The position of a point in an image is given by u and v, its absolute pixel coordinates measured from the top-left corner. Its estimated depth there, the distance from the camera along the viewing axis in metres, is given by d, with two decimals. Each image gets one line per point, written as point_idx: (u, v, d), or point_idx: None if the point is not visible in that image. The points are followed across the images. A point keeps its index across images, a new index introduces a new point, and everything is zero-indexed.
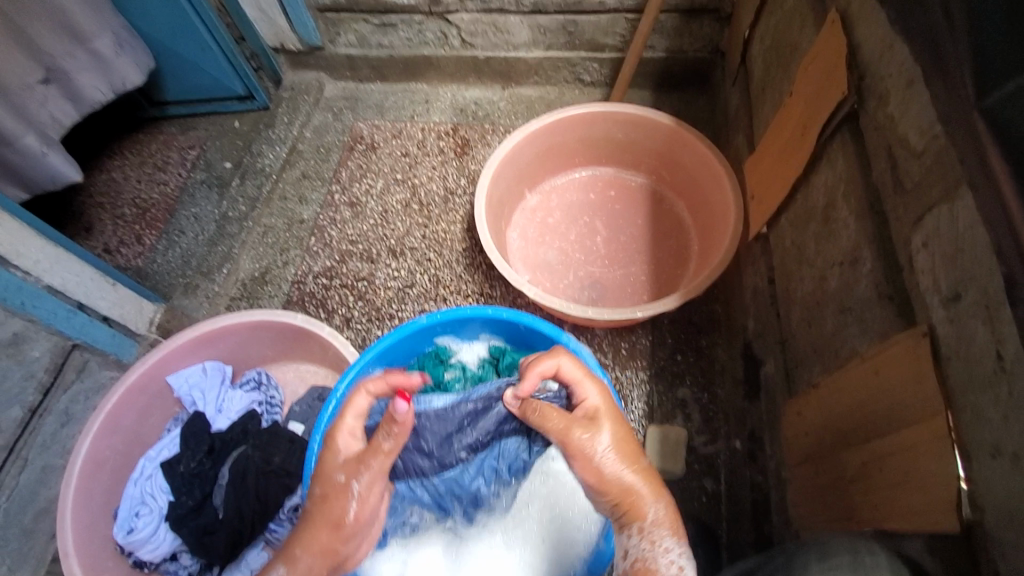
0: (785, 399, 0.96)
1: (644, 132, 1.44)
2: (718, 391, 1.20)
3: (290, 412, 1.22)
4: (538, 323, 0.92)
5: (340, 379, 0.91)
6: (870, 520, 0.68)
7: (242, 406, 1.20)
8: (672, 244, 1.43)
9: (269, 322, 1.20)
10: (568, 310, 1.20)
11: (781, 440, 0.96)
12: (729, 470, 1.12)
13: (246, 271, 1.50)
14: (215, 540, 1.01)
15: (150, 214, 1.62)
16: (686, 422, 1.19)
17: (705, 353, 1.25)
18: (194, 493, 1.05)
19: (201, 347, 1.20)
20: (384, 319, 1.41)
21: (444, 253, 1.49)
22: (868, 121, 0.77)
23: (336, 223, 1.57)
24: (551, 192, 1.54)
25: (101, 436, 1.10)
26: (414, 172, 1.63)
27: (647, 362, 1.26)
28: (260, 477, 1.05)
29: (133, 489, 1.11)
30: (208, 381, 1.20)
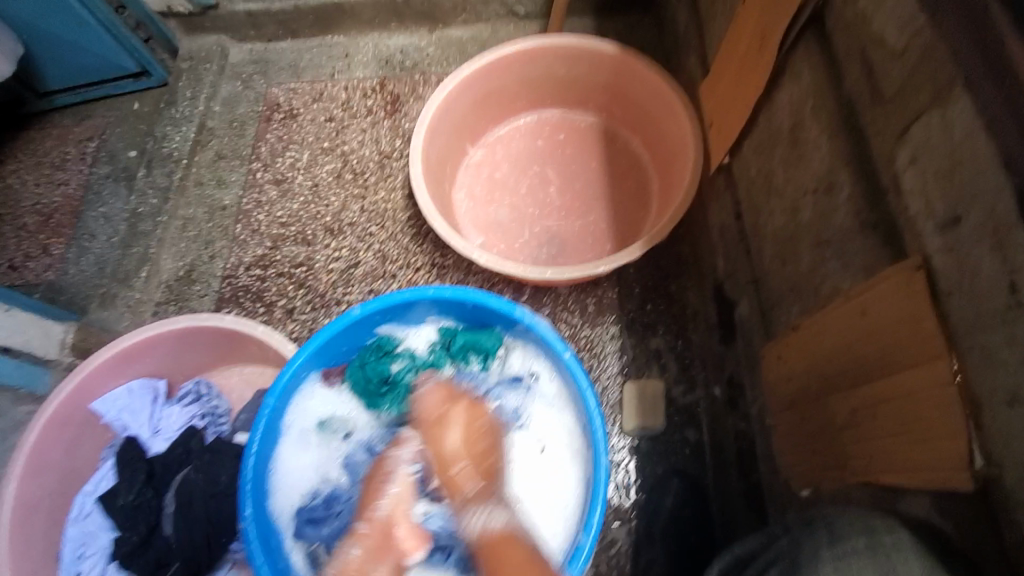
0: (763, 342, 0.89)
1: (589, 65, 1.31)
2: (692, 337, 1.14)
3: (235, 422, 1.09)
4: (488, 300, 0.83)
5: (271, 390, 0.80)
6: (865, 473, 0.63)
7: (181, 423, 1.08)
8: (630, 185, 1.33)
9: (197, 327, 1.08)
10: (526, 272, 1.11)
11: (762, 385, 0.91)
12: (711, 417, 1.07)
13: (169, 272, 1.35)
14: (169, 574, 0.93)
15: (52, 219, 1.43)
16: (663, 373, 1.13)
17: (676, 299, 1.18)
18: (138, 527, 0.94)
19: (124, 365, 1.07)
20: (330, 305, 1.29)
21: (387, 225, 1.36)
22: (836, 22, 0.67)
23: (263, 205, 1.41)
24: (495, 144, 1.40)
25: (29, 477, 0.97)
26: (343, 138, 1.47)
27: (617, 316, 1.18)
28: (208, 501, 0.95)
29: (73, 529, 1.00)
30: (137, 401, 1.08)
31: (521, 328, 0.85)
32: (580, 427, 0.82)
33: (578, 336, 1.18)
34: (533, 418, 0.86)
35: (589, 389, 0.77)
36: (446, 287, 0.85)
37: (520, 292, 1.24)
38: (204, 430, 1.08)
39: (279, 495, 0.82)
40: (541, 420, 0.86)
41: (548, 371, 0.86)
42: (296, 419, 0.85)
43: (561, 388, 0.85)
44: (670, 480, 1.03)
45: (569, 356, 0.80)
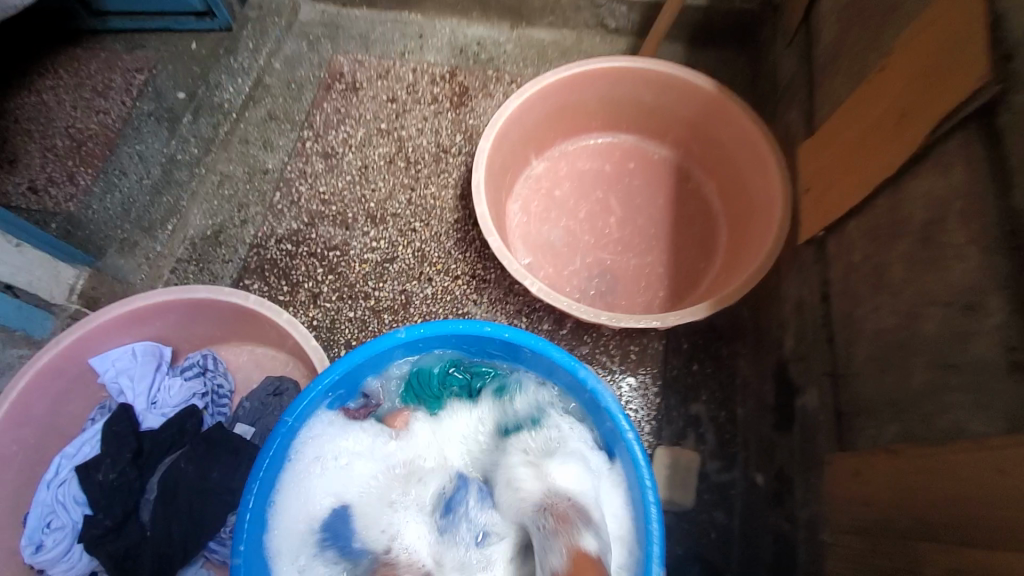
0: (832, 445, 0.80)
1: (678, 97, 1.22)
2: (737, 410, 1.05)
3: (237, 409, 1.01)
4: (550, 350, 0.77)
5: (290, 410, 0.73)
6: None
7: (180, 399, 1.00)
8: (696, 233, 1.24)
9: (214, 300, 1.00)
10: (577, 311, 1.02)
11: (819, 491, 0.82)
12: (745, 505, 0.98)
13: (196, 228, 1.28)
14: (138, 566, 0.84)
15: (84, 148, 1.35)
16: (699, 444, 1.04)
17: (724, 363, 1.09)
18: (113, 511, 0.86)
19: (131, 325, 1.00)
20: (357, 298, 1.21)
21: (432, 224, 1.28)
22: (1014, 120, 0.58)
23: (306, 176, 1.33)
24: (560, 160, 1.31)
25: (5, 429, 0.90)
26: (402, 122, 1.39)
27: (659, 370, 1.09)
28: (196, 492, 0.87)
29: (44, 494, 0.91)
30: (139, 367, 1.00)
31: (581, 390, 0.78)
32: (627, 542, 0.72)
33: (613, 383, 1.09)
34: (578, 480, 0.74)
35: (652, 490, 0.69)
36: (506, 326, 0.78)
37: (560, 323, 1.15)
38: (203, 411, 1.00)
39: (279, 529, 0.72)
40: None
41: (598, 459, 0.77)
42: (310, 446, 0.76)
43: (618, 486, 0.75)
44: (689, 564, 0.95)
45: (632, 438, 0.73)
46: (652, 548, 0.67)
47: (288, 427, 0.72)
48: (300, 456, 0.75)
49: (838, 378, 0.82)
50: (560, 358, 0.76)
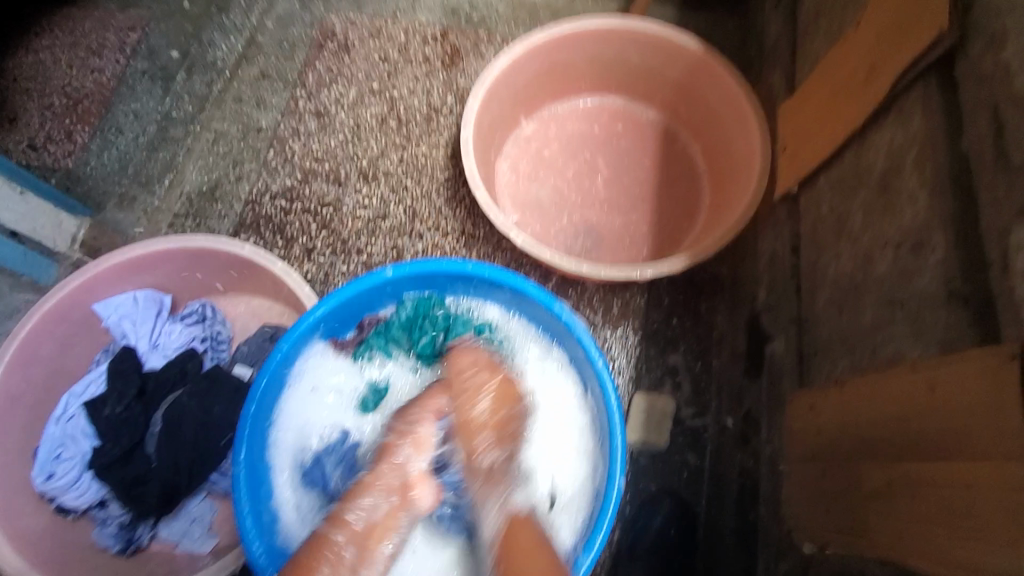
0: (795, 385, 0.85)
1: (665, 58, 1.24)
2: (713, 362, 1.10)
3: (235, 353, 1.06)
4: (527, 287, 0.80)
5: (282, 338, 0.76)
6: (886, 552, 0.60)
7: (181, 342, 1.05)
8: (680, 193, 1.27)
9: (212, 249, 1.04)
10: (560, 263, 1.06)
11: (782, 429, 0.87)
12: (716, 447, 1.04)
13: (192, 184, 1.30)
14: (145, 492, 0.92)
15: (79, 105, 1.36)
16: (675, 392, 1.09)
17: (704, 319, 1.13)
18: (121, 441, 0.93)
19: (133, 273, 1.04)
20: (350, 253, 1.25)
21: (423, 182, 1.31)
22: (967, 69, 0.61)
23: (300, 134, 1.36)
24: (549, 120, 1.33)
25: (16, 368, 0.95)
26: (394, 82, 1.40)
27: (639, 323, 1.14)
28: (198, 427, 0.94)
29: (54, 428, 0.97)
30: (141, 312, 1.05)
31: (558, 326, 0.82)
32: (594, 455, 0.80)
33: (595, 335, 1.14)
34: (557, 408, 0.83)
35: (616, 412, 0.74)
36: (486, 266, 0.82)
37: (545, 278, 1.20)
38: (203, 354, 1.05)
39: (275, 443, 0.78)
40: (549, 434, 0.82)
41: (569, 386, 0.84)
42: (305, 372, 0.81)
43: (587, 410, 0.82)
44: (662, 499, 1.01)
45: (601, 365, 0.77)
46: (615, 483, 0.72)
47: (284, 352, 0.77)
48: (296, 381, 0.80)
49: (803, 324, 0.87)
50: (534, 294, 0.80)
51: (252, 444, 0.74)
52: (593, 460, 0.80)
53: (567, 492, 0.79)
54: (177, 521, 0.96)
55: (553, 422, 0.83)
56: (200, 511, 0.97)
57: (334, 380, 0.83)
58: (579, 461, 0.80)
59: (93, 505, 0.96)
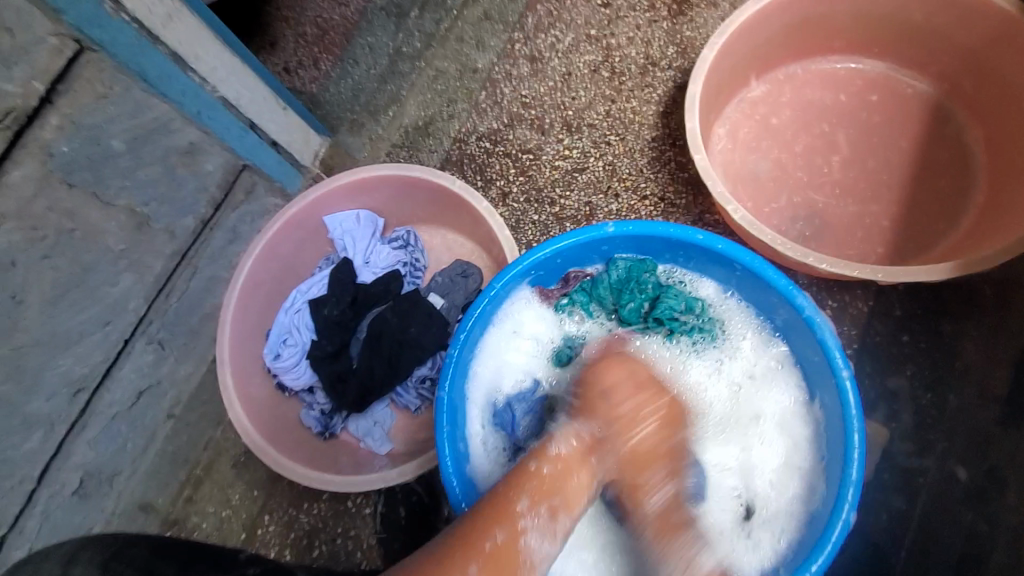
0: None
1: (965, 16, 0.99)
2: (950, 397, 0.91)
3: (430, 282, 1.12)
4: (766, 271, 0.73)
5: (497, 276, 0.77)
6: None
7: (387, 263, 1.15)
8: (941, 187, 1.04)
9: (426, 180, 1.10)
10: (783, 249, 0.92)
11: None
12: (933, 495, 0.87)
13: (410, 117, 1.38)
14: (346, 388, 1.04)
15: (327, 36, 1.50)
16: (891, 420, 0.92)
17: (944, 342, 0.94)
18: (333, 340, 1.05)
19: (357, 192, 1.15)
20: (543, 203, 1.24)
21: (628, 139, 1.24)
22: None
23: (512, 78, 1.36)
24: (786, 83, 1.15)
25: (263, 259, 1.12)
26: (613, 29, 1.33)
27: (858, 333, 0.97)
28: (394, 343, 1.02)
29: (283, 317, 1.14)
30: (360, 230, 1.16)
31: (793, 321, 0.73)
32: (809, 474, 0.73)
33: None
34: (770, 411, 0.77)
35: (860, 430, 0.66)
36: (719, 239, 0.75)
37: None
38: (403, 277, 1.14)
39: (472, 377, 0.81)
40: (755, 437, 0.77)
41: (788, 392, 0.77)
42: (509, 315, 0.82)
43: (806, 422, 0.75)
44: (848, 535, 0.88)
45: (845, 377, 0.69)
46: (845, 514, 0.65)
47: (497, 292, 0.78)
48: (500, 321, 0.82)
49: None
50: (773, 279, 0.72)
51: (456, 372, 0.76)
52: (807, 477, 0.73)
53: (769, 503, 0.74)
54: (365, 420, 1.08)
55: (764, 425, 0.77)
56: (383, 417, 1.08)
57: (531, 327, 0.83)
58: (790, 476, 0.74)
59: (304, 389, 1.12)
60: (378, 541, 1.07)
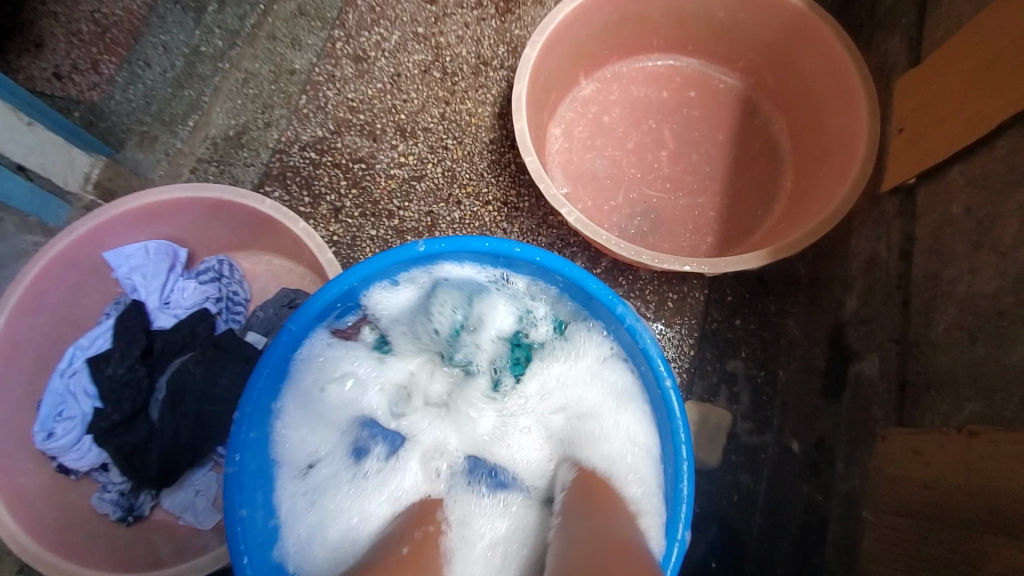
0: (890, 417, 0.71)
1: (759, 14, 1.04)
2: (779, 372, 0.97)
3: (249, 318, 0.97)
4: (587, 281, 0.70)
5: (296, 316, 0.67)
6: None
7: (194, 301, 0.97)
8: (755, 175, 1.10)
9: (230, 202, 0.94)
10: (615, 247, 0.92)
11: (865, 466, 0.74)
12: (773, 469, 0.92)
13: (219, 127, 1.21)
14: (145, 462, 0.85)
15: (108, 35, 1.22)
16: (732, 402, 0.97)
17: (772, 323, 1.00)
18: (122, 407, 0.86)
19: (145, 221, 0.96)
20: (381, 216, 1.14)
21: (465, 142, 1.17)
22: None
23: (335, 81, 1.23)
24: (613, 82, 1.17)
25: (19, 314, 0.89)
26: (440, 27, 1.26)
27: (697, 322, 1.01)
28: (203, 397, 0.86)
29: (59, 383, 0.91)
30: (152, 265, 0.96)
31: (616, 329, 0.72)
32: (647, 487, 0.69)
33: None
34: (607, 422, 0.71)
35: (685, 443, 0.65)
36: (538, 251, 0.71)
37: (595, 261, 1.07)
38: (217, 316, 0.97)
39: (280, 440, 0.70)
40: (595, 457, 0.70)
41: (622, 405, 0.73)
42: (314, 359, 0.72)
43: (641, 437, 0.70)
44: (706, 523, 0.90)
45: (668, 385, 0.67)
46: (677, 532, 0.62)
47: (292, 336, 0.68)
48: (302, 367, 0.71)
49: (906, 348, 0.72)
50: (595, 290, 0.70)
51: (252, 438, 0.66)
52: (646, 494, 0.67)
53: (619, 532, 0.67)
54: (181, 492, 0.90)
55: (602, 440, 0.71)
56: (205, 484, 0.91)
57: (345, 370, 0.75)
58: None
59: (96, 468, 0.90)
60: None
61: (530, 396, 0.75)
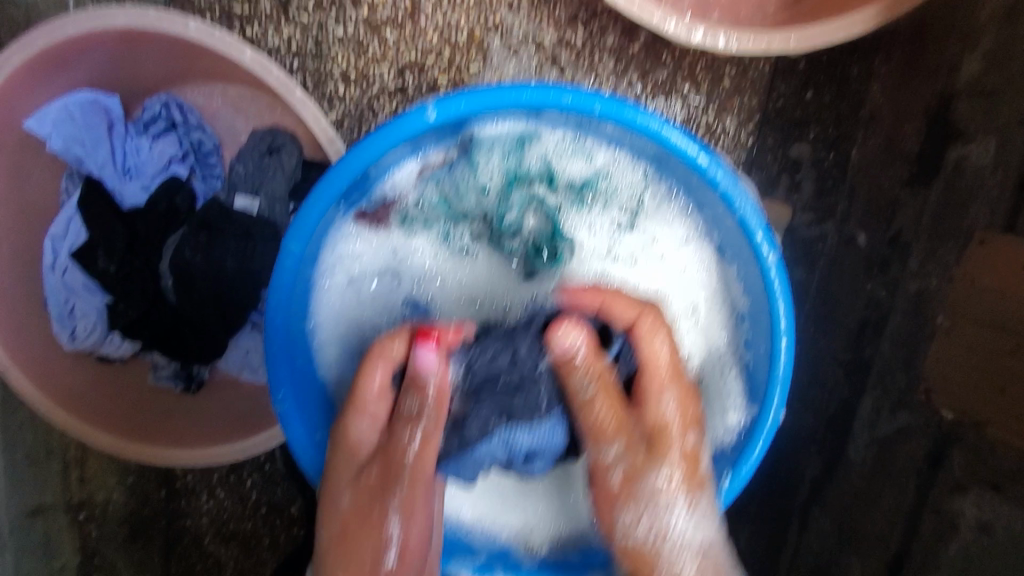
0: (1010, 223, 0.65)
1: None
2: (853, 153, 0.80)
3: (231, 174, 0.82)
4: (668, 136, 0.53)
5: (296, 228, 0.53)
6: None
7: (158, 167, 0.82)
8: None
9: (144, 29, 0.70)
10: (667, 29, 0.68)
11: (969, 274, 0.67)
12: (833, 260, 0.80)
13: None
14: (186, 343, 0.82)
15: None
16: (792, 194, 0.84)
17: (852, 91, 0.80)
18: (136, 299, 0.80)
19: (52, 70, 0.73)
20: (343, 4, 0.83)
21: None
22: None
23: None
24: None
25: None
26: None
27: (760, 102, 0.83)
28: (211, 280, 0.78)
29: (53, 281, 0.80)
30: (88, 131, 0.78)
31: (694, 181, 0.56)
32: (737, 340, 0.61)
33: (699, 116, 0.84)
34: (693, 271, 0.62)
35: (785, 296, 0.54)
36: (594, 97, 0.53)
37: (630, 35, 0.83)
38: (191, 179, 0.83)
39: (323, 336, 0.62)
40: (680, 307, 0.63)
41: (705, 263, 0.61)
42: (337, 258, 0.61)
43: (732, 302, 0.60)
44: None
45: (763, 241, 0.54)
46: (774, 389, 0.55)
47: (302, 246, 0.54)
48: (327, 275, 0.60)
49: None
50: (676, 145, 0.53)
51: (292, 370, 0.58)
52: (733, 361, 0.60)
53: (706, 403, 0.61)
54: (234, 355, 0.85)
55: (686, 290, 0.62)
56: (254, 344, 0.85)
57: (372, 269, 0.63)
58: (724, 338, 0.61)
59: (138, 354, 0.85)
60: (293, 483, 0.92)
61: (598, 252, 0.63)
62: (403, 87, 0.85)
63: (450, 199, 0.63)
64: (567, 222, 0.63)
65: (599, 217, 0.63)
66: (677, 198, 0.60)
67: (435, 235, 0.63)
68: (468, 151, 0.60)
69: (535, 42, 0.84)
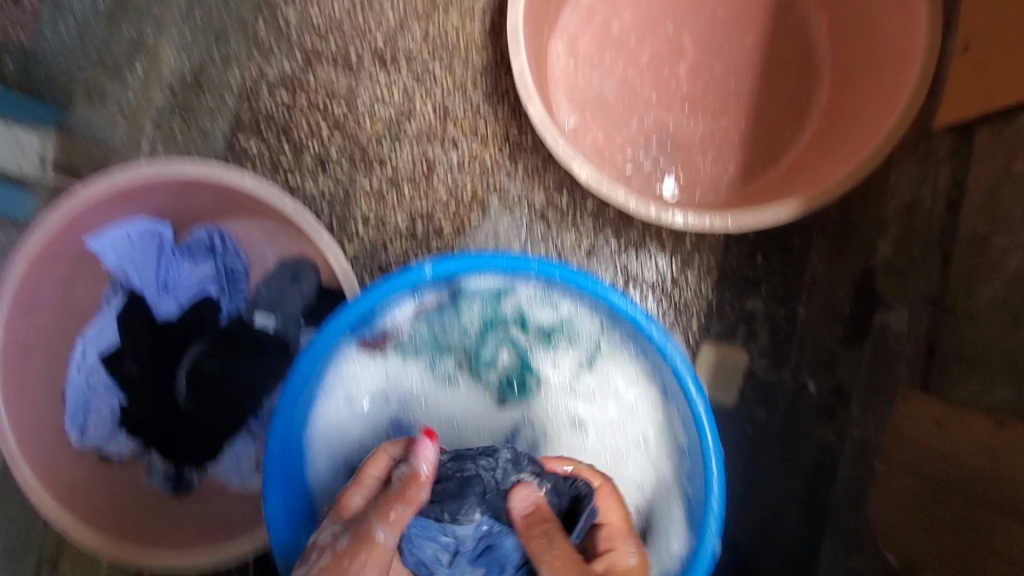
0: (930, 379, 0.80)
1: None
2: (800, 310, 0.90)
3: (254, 296, 0.93)
4: (613, 298, 0.66)
5: (305, 355, 0.64)
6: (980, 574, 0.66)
7: (193, 286, 0.94)
8: (790, 87, 0.97)
9: (208, 179, 0.86)
10: (630, 205, 0.84)
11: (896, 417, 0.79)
12: (789, 405, 0.88)
13: (172, 70, 1.01)
14: (190, 445, 0.89)
15: None
16: (750, 341, 0.91)
17: (796, 257, 0.91)
18: (146, 399, 0.89)
19: (119, 202, 0.87)
20: (371, 164, 1.01)
21: (456, 69, 1.02)
22: None
23: None
24: None
25: (18, 317, 0.82)
26: None
27: (716, 261, 0.93)
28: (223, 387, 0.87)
29: (76, 377, 0.88)
30: (139, 252, 0.91)
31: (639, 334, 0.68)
32: (680, 474, 0.68)
33: (666, 270, 0.95)
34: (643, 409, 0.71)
35: (714, 436, 0.63)
36: (555, 266, 0.66)
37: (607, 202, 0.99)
38: (219, 298, 0.94)
39: (315, 450, 0.69)
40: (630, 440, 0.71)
41: (651, 402, 0.70)
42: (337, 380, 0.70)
43: (674, 437, 0.69)
44: None
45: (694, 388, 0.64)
46: (709, 521, 0.62)
47: (307, 371, 0.64)
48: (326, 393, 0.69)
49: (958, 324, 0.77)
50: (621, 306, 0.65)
51: (284, 477, 0.64)
52: (677, 494, 0.67)
53: (656, 534, 0.67)
54: (226, 461, 0.89)
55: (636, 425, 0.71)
56: (244, 452, 0.90)
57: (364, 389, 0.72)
58: (669, 472, 0.69)
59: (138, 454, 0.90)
60: None
61: (561, 387, 0.73)
62: (413, 230, 1.01)
63: (437, 335, 0.73)
64: (536, 359, 0.74)
65: (563, 357, 0.73)
66: (626, 346, 0.71)
67: (423, 365, 0.73)
68: (456, 297, 0.72)
69: (527, 203, 1.00)
